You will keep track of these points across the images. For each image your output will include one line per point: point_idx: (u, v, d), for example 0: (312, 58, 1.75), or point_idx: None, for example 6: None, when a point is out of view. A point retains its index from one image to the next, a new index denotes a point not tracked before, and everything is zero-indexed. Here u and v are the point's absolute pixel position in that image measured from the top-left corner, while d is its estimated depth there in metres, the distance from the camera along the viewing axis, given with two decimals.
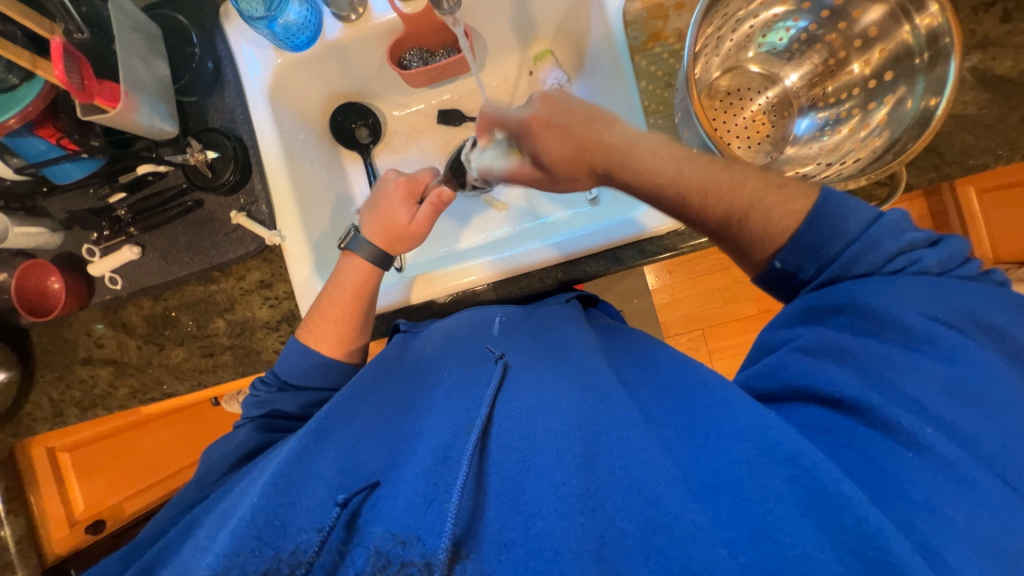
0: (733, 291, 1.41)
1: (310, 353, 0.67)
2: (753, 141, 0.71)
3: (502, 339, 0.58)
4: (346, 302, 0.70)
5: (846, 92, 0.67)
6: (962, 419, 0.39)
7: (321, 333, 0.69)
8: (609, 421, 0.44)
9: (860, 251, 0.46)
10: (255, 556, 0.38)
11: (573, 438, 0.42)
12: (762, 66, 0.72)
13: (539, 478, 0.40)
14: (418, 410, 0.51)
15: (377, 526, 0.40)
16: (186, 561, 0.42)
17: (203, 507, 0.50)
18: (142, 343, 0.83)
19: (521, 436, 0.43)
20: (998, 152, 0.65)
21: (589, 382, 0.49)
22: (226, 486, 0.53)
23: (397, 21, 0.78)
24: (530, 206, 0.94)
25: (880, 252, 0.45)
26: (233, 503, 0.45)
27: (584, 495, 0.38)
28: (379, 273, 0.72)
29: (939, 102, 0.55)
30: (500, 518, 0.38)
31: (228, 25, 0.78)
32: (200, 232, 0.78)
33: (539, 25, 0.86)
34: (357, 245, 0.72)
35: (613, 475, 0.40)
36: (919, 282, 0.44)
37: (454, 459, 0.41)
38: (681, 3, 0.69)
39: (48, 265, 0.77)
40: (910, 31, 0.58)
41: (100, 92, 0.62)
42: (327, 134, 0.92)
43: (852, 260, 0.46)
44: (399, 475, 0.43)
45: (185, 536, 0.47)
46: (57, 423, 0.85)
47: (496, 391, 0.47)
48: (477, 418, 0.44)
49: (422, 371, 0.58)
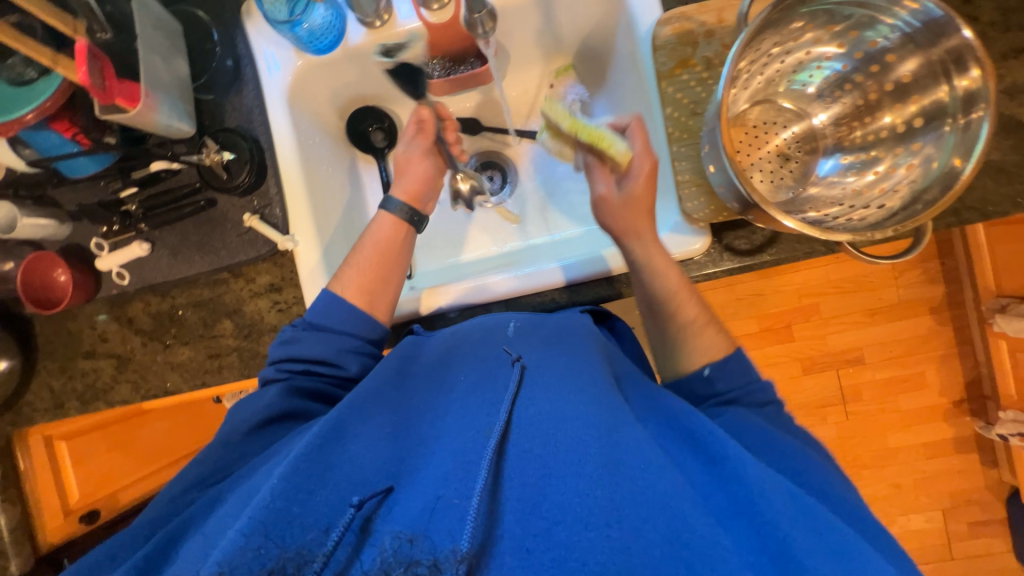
0: (736, 308, 1.42)
1: (334, 302, 0.68)
2: (776, 175, 0.70)
3: (518, 341, 0.58)
4: (372, 257, 0.72)
5: (875, 136, 0.66)
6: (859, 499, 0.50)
7: (348, 281, 0.70)
8: (624, 433, 0.44)
9: (756, 387, 0.61)
10: (261, 555, 0.37)
11: (594, 448, 0.42)
12: (793, 102, 0.71)
13: (562, 485, 0.40)
14: (434, 415, 0.53)
15: (390, 527, 0.40)
16: (193, 559, 0.41)
17: (225, 485, 0.53)
18: (146, 339, 0.83)
19: (542, 443, 0.43)
20: (1017, 200, 0.65)
21: (601, 388, 0.50)
22: (250, 464, 0.55)
23: (422, 30, 0.76)
24: (543, 221, 0.92)
25: (762, 393, 0.61)
26: (256, 486, 0.46)
27: (609, 505, 0.39)
28: (407, 231, 0.76)
29: (967, 162, 0.54)
30: (521, 524, 0.38)
31: (249, 24, 0.77)
32: (212, 232, 0.77)
33: (564, 39, 0.84)
34: (390, 205, 0.76)
35: (636, 485, 0.40)
36: (782, 420, 0.59)
37: (474, 462, 0.42)
38: (711, 31, 0.69)
39: (56, 257, 0.76)
40: (946, 91, 0.58)
41: (121, 92, 0.60)
42: (343, 137, 0.91)
43: (750, 391, 0.61)
44: (415, 478, 0.45)
45: (205, 513, 0.50)
46: (57, 415, 0.84)
47: (513, 397, 0.47)
48: (495, 422, 0.45)
49: (437, 375, 0.59)
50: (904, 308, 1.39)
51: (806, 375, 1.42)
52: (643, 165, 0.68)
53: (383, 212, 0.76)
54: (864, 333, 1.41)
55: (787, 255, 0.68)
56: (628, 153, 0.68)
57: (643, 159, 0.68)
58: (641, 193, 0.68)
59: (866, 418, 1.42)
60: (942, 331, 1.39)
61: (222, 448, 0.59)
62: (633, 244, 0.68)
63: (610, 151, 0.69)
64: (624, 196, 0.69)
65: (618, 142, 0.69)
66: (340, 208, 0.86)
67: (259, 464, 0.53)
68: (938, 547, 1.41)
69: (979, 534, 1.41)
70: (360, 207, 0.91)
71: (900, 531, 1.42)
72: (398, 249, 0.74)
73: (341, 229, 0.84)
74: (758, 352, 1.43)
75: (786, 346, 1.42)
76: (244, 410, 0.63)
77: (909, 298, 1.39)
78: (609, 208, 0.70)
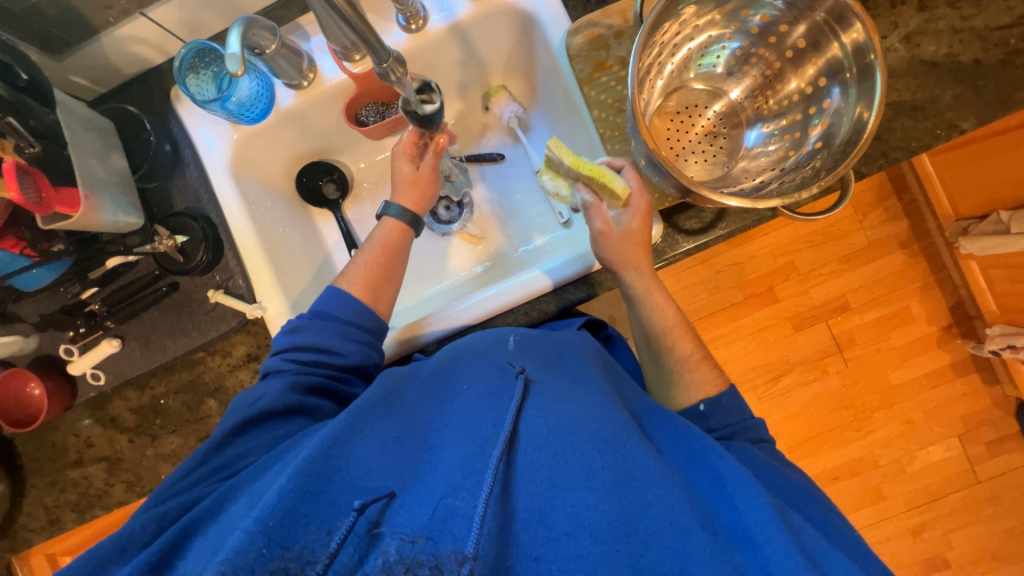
0: (717, 281, 1.45)
1: (341, 295, 0.68)
2: (708, 154, 0.73)
3: (519, 354, 0.59)
4: (378, 257, 0.72)
5: (788, 101, 0.70)
6: (846, 536, 0.54)
7: (355, 278, 0.71)
8: (632, 452, 0.46)
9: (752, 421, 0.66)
10: (262, 559, 0.37)
11: (602, 463, 0.44)
12: (706, 84, 0.74)
13: (570, 498, 0.41)
14: (440, 421, 0.52)
15: (397, 532, 0.40)
16: (197, 561, 0.40)
17: (235, 479, 0.50)
18: (133, 436, 0.82)
19: (550, 454, 0.44)
20: (936, 132, 0.68)
21: (611, 410, 0.51)
22: (257, 464, 0.52)
23: (349, 83, 0.80)
24: (507, 238, 0.94)
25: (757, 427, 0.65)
26: (264, 486, 0.45)
27: (617, 519, 0.40)
28: (410, 235, 0.76)
29: (871, 112, 0.57)
30: (529, 532, 0.41)
31: (179, 108, 0.78)
32: (179, 315, 0.77)
33: (488, 64, 0.88)
34: (392, 211, 0.74)
35: (644, 499, 0.42)
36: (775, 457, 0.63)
37: (480, 472, 0.43)
38: (620, 32, 0.72)
39: (26, 372, 0.75)
40: (838, 47, 0.61)
41: (59, 200, 0.61)
42: (295, 196, 0.92)
43: (748, 426, 0.65)
44: (421, 484, 0.44)
45: (219, 508, 0.47)
46: (54, 530, 0.82)
47: (519, 406, 0.48)
48: (501, 432, 0.46)
49: (440, 383, 0.59)
50: (874, 249, 1.43)
51: (798, 332, 1.44)
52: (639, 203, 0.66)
53: (385, 219, 0.75)
54: (843, 280, 1.44)
55: (738, 226, 0.70)
56: (628, 189, 0.65)
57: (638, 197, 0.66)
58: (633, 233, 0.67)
59: (864, 361, 1.44)
60: (916, 263, 1.42)
61: (218, 448, 0.56)
62: (634, 280, 0.68)
63: (609, 188, 0.66)
64: (622, 232, 0.66)
65: (618, 178, 0.65)
66: (304, 267, 0.86)
67: (267, 464, 0.51)
68: (964, 474, 1.41)
69: (1000, 452, 1.41)
70: (325, 261, 0.92)
71: (924, 466, 1.42)
72: (404, 253, 0.75)
73: (306, 288, 0.85)
74: (748, 319, 1.45)
75: (772, 307, 1.44)
76: (244, 404, 0.61)
77: (876, 238, 1.43)
78: (608, 243, 0.67)
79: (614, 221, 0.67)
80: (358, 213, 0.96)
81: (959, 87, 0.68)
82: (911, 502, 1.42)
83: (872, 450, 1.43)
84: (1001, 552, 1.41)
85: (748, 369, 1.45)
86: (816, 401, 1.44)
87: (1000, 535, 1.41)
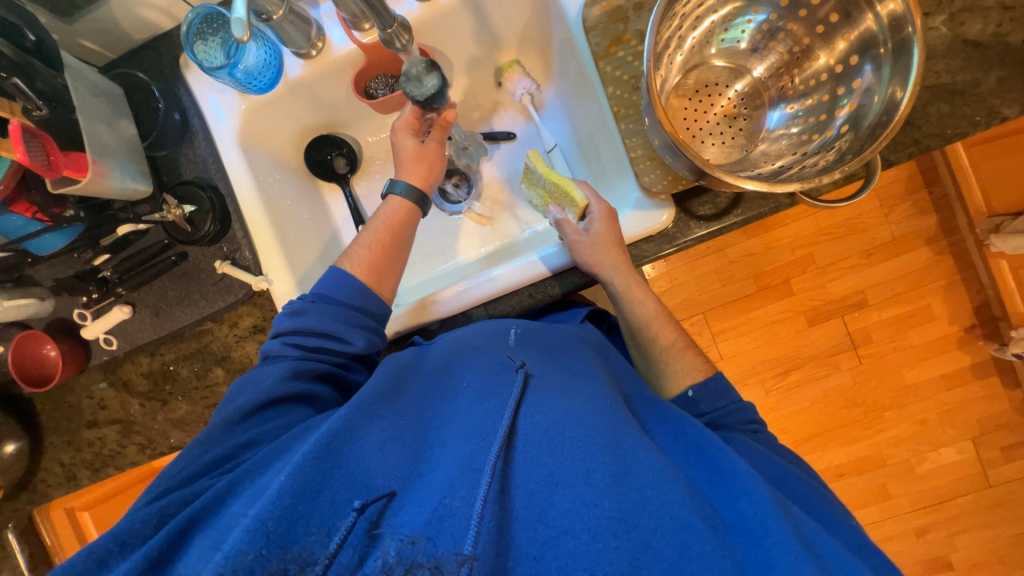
0: (731, 271, 1.41)
1: (343, 276, 0.68)
2: (726, 136, 0.71)
3: (520, 349, 0.58)
4: (382, 238, 0.71)
5: (815, 80, 0.66)
6: (846, 521, 0.54)
7: (358, 259, 0.70)
8: (630, 446, 0.45)
9: (741, 406, 0.65)
10: (263, 557, 0.37)
11: (600, 458, 0.43)
12: (727, 60, 0.71)
13: (567, 494, 0.41)
14: (441, 419, 0.52)
15: (398, 531, 0.40)
16: (197, 559, 0.41)
17: (238, 471, 0.51)
18: (144, 400, 0.84)
19: (549, 450, 0.44)
20: (975, 118, 0.64)
21: (608, 404, 0.50)
22: (261, 455, 0.52)
23: (358, 52, 0.77)
24: (515, 218, 0.92)
25: (750, 414, 0.65)
26: (267, 481, 0.46)
27: (616, 516, 0.39)
28: (417, 214, 0.75)
29: (905, 91, 0.54)
30: (528, 532, 0.40)
31: (189, 76, 0.78)
32: (188, 284, 0.78)
33: (503, 35, 0.85)
34: (399, 187, 0.73)
35: (644, 494, 0.41)
36: (772, 447, 0.63)
37: (479, 470, 0.42)
38: (640, 3, 0.68)
39: (42, 334, 0.77)
40: (873, 19, 0.58)
41: (67, 164, 0.62)
42: (303, 170, 0.92)
43: (732, 410, 0.64)
44: (421, 484, 0.44)
45: (222, 501, 0.48)
46: (71, 486, 0.86)
47: (517, 402, 0.48)
48: (500, 428, 0.45)
49: (442, 380, 0.58)
50: (899, 243, 1.37)
51: (812, 327, 1.41)
52: (600, 210, 0.70)
53: (392, 197, 0.74)
54: (864, 275, 1.39)
55: (754, 213, 0.67)
56: (586, 199, 0.71)
57: (596, 208, 0.71)
58: (606, 238, 0.68)
59: (878, 360, 1.40)
60: (942, 260, 1.36)
61: (225, 431, 0.57)
62: (615, 279, 0.68)
63: (572, 197, 0.72)
64: (591, 239, 0.69)
65: (578, 189, 0.72)
66: (311, 244, 0.86)
67: (273, 456, 0.51)
68: (975, 477, 1.38)
69: (1014, 458, 1.37)
70: (332, 236, 0.92)
71: (934, 467, 1.39)
72: (410, 232, 0.74)
73: (312, 261, 0.85)
74: (762, 310, 1.41)
75: (786, 301, 1.40)
76: (246, 390, 0.62)
77: (902, 232, 1.37)
78: (581, 249, 0.69)
79: (583, 230, 0.70)
80: (367, 189, 0.95)
81: (1004, 70, 0.63)
82: (916, 503, 1.40)
83: (880, 449, 1.40)
84: (1008, 557, 1.38)
85: (758, 362, 1.42)
86: (825, 397, 1.41)
87: (1008, 541, 1.38)
